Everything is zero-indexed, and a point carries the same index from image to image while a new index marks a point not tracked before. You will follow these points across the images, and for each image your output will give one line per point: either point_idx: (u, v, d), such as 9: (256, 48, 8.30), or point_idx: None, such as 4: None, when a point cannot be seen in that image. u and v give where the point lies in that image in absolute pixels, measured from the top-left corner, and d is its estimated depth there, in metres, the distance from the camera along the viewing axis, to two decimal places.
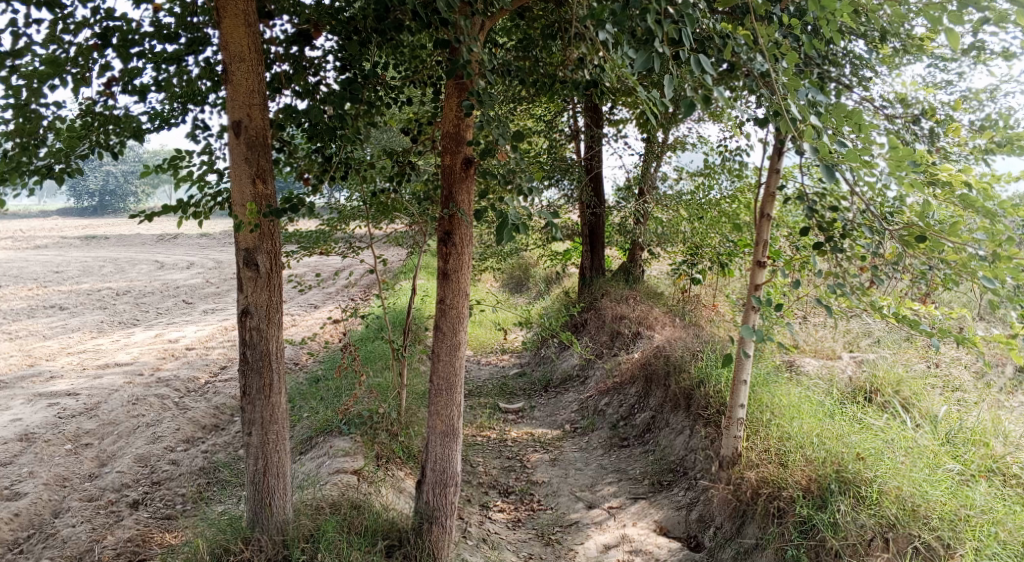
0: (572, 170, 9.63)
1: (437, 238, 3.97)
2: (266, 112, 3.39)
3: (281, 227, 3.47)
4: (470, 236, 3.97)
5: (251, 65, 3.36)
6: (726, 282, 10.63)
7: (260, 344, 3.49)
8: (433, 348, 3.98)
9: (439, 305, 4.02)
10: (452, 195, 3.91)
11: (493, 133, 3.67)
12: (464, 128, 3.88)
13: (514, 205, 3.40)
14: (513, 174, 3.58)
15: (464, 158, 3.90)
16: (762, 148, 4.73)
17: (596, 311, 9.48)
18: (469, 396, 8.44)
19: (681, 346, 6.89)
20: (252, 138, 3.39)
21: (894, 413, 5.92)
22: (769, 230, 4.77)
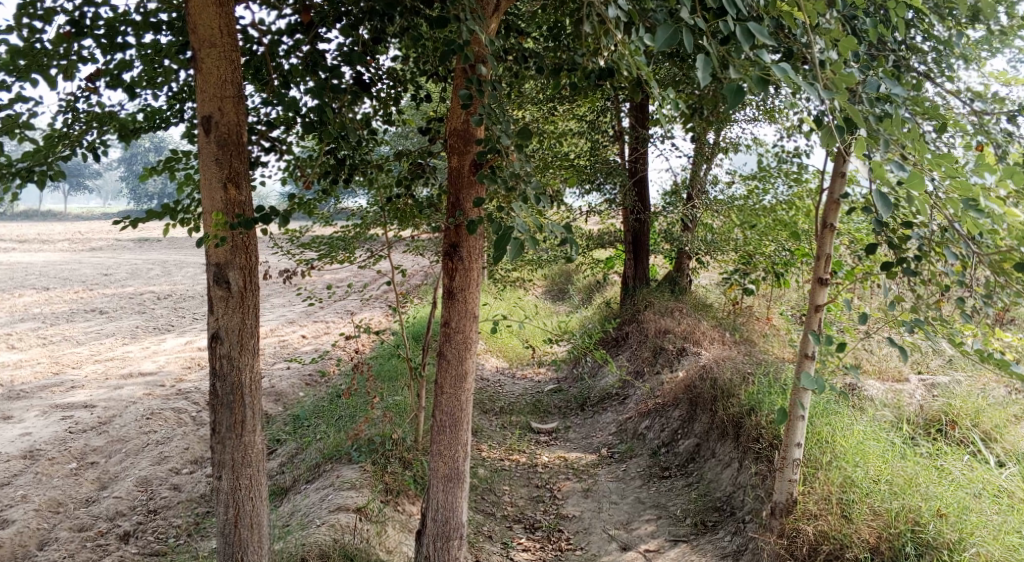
0: (615, 173, 9.05)
1: (443, 252, 3.58)
2: (240, 106, 3.05)
3: (256, 239, 3.08)
4: (480, 253, 3.56)
5: (222, 51, 3.04)
6: (781, 293, 9.93)
7: (231, 374, 3.09)
8: (436, 379, 3.63)
9: (444, 328, 3.65)
10: (461, 203, 3.54)
11: (498, 129, 3.20)
12: (474, 127, 3.49)
13: (519, 217, 2.94)
14: (516, 179, 3.11)
15: (473, 160, 3.51)
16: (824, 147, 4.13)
17: (639, 325, 8.88)
18: (501, 414, 7.95)
19: (730, 367, 6.26)
20: (224, 136, 3.06)
21: (973, 449, 5.24)
22: (831, 242, 4.15)
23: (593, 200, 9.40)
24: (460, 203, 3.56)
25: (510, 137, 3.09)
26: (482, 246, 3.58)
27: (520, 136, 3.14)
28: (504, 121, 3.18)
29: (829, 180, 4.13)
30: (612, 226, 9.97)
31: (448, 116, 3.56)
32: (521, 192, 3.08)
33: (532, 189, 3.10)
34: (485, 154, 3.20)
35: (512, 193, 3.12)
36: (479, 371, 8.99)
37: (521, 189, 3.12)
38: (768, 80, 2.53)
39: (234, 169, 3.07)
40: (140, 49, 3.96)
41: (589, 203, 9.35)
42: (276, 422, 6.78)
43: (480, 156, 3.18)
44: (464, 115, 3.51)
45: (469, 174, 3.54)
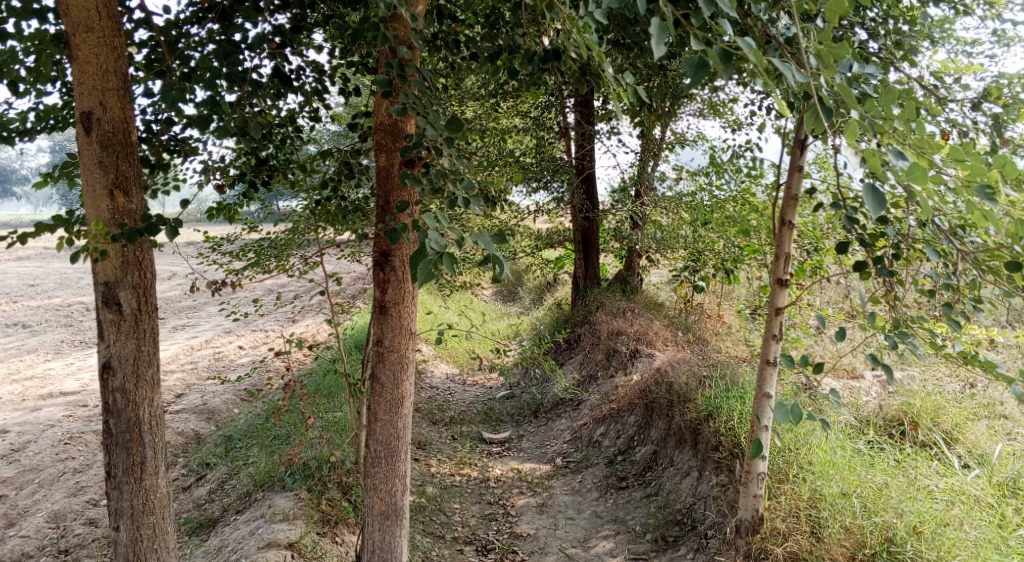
0: (562, 171, 8.79)
1: (373, 262, 3.30)
2: (121, 100, 2.95)
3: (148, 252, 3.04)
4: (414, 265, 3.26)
5: (101, 36, 2.95)
6: (732, 290, 9.79)
7: (127, 410, 3.06)
8: (368, 404, 3.37)
9: (378, 348, 3.39)
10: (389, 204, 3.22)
11: (423, 123, 2.87)
12: (401, 122, 3.16)
13: (439, 224, 2.60)
14: (442, 180, 2.78)
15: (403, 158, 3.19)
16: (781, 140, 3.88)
17: (591, 327, 8.61)
18: (450, 424, 7.61)
19: (685, 371, 6.01)
20: (107, 134, 2.97)
21: (935, 449, 5.09)
22: (791, 241, 3.91)
23: (540, 199, 9.12)
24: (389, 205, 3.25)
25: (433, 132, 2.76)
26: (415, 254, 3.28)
27: (449, 131, 2.82)
28: (431, 114, 2.85)
29: (788, 175, 3.91)
30: (560, 224, 9.71)
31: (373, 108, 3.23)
32: (448, 195, 2.75)
33: (462, 190, 2.76)
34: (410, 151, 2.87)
35: (438, 195, 2.79)
36: (427, 379, 8.62)
37: (449, 191, 2.79)
38: (732, 56, 2.26)
39: (117, 175, 2.96)
40: (22, 40, 3.51)
41: (536, 202, 9.09)
42: (208, 444, 6.32)
43: (404, 154, 2.85)
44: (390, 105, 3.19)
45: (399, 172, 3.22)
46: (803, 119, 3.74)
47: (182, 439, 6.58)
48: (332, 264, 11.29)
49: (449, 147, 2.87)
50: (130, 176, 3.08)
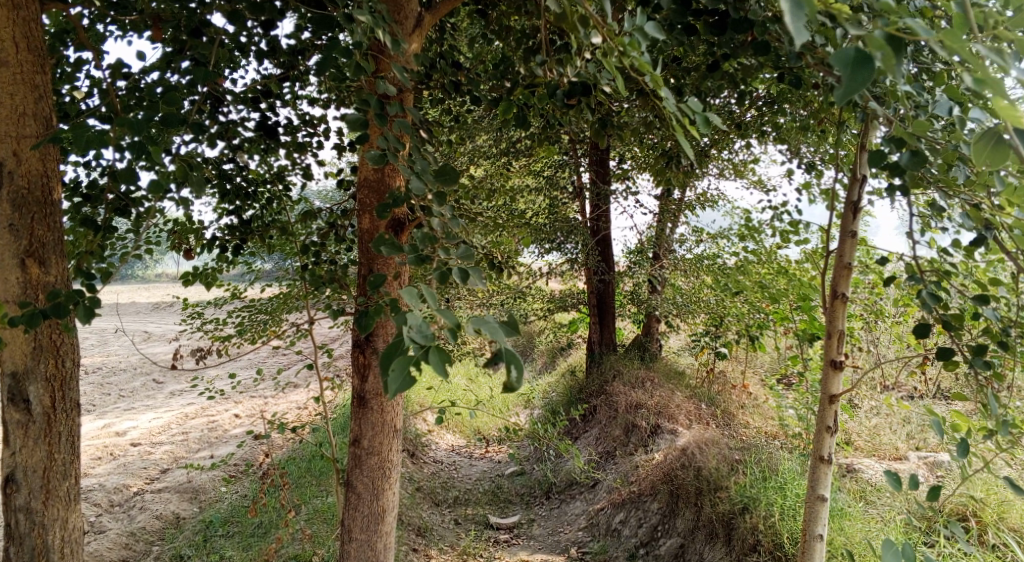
0: (577, 232, 8.36)
1: (356, 347, 3.34)
2: (35, 150, 2.88)
3: (64, 334, 3.03)
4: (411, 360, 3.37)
5: (20, 71, 2.89)
6: (756, 356, 9.21)
7: (31, 536, 3.06)
8: (344, 510, 3.38)
9: (354, 450, 3.37)
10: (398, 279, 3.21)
11: (408, 173, 2.45)
12: (387, 176, 3.09)
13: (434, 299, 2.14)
14: (430, 245, 2.37)
15: (392, 221, 3.04)
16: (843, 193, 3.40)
17: (607, 398, 8.01)
18: (454, 506, 7.02)
19: (715, 455, 5.47)
20: (20, 188, 2.89)
21: (1005, 554, 4.47)
22: (845, 316, 3.39)
23: (553, 259, 8.67)
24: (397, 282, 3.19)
25: (413, 187, 2.34)
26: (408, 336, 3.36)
27: (438, 182, 2.43)
28: (416, 163, 2.44)
29: (839, 241, 3.41)
30: (574, 287, 9.22)
31: (358, 166, 3.20)
32: (439, 265, 2.31)
33: (457, 256, 2.35)
34: (390, 204, 2.45)
35: (424, 264, 2.36)
36: (431, 453, 8.06)
37: (439, 258, 2.37)
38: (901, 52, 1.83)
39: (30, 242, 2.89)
40: None
41: (548, 263, 8.64)
42: (187, 530, 5.77)
43: (382, 210, 2.44)
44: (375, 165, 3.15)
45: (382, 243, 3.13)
46: (863, 166, 3.27)
47: (160, 523, 6.02)
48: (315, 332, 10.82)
49: (440, 204, 2.46)
50: (48, 239, 2.98)
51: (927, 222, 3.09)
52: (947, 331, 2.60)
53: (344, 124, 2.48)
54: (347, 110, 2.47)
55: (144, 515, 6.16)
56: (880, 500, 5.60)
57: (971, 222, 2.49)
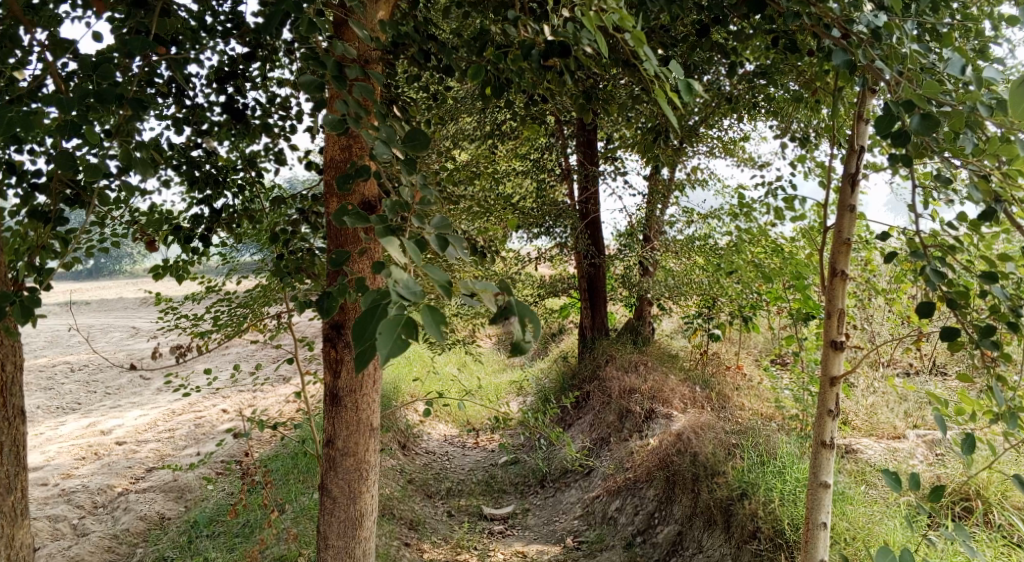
0: (565, 215, 8.20)
1: (326, 343, 3.28)
2: None
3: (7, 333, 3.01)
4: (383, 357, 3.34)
5: None
6: (749, 337, 9.10)
7: None
8: (319, 514, 3.29)
9: (329, 450, 3.29)
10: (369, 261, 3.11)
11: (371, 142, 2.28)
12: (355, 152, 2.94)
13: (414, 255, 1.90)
14: (397, 213, 2.15)
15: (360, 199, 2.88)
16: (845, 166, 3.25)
17: (600, 384, 7.86)
18: (447, 498, 6.89)
19: (711, 439, 5.36)
20: None
21: (1011, 535, 4.36)
22: (844, 294, 3.25)
23: (542, 244, 8.51)
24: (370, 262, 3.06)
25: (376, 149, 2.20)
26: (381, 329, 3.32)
27: (405, 148, 2.25)
28: (380, 130, 2.28)
29: (837, 216, 3.26)
30: (564, 271, 9.07)
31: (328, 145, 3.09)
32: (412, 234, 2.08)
33: (434, 225, 2.12)
34: (354, 175, 2.29)
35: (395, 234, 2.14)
36: (423, 444, 7.92)
37: (414, 229, 2.15)
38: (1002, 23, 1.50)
39: None
40: None
41: (537, 248, 8.48)
42: (172, 530, 5.62)
43: (344, 182, 2.28)
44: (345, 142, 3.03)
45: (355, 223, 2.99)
46: (862, 133, 3.12)
47: (144, 524, 5.87)
48: (301, 325, 10.62)
49: (410, 172, 2.27)
50: None
51: (929, 195, 2.93)
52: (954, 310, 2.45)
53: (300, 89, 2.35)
54: (303, 73, 2.35)
55: (128, 516, 5.99)
56: (881, 481, 5.48)
57: (980, 194, 2.32)
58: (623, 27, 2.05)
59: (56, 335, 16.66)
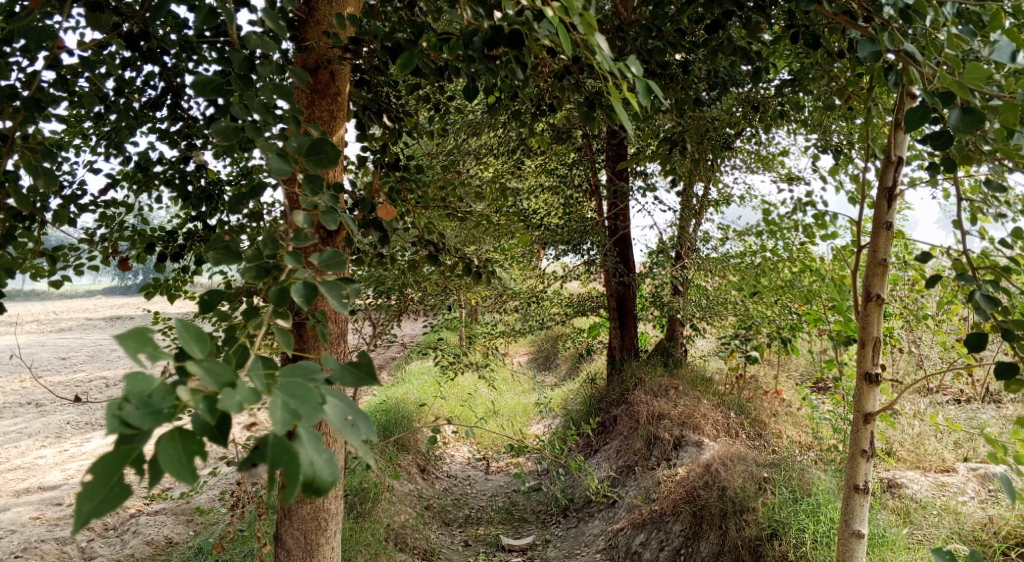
0: (593, 232, 7.92)
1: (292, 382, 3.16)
2: None
3: None
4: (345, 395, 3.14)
5: None
6: (788, 360, 8.70)
7: None
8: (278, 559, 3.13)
9: (290, 494, 3.14)
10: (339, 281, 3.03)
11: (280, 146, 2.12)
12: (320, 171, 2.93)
13: (197, 337, 1.56)
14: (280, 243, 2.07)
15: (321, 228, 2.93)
16: (881, 175, 2.95)
17: (628, 408, 7.54)
18: (466, 526, 6.62)
19: (741, 472, 5.06)
20: None
21: None
22: (880, 321, 2.92)
23: (570, 262, 8.22)
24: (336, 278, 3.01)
25: (266, 161, 2.00)
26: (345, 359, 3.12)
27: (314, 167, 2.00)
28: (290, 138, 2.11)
29: (872, 234, 2.94)
30: (593, 289, 8.80)
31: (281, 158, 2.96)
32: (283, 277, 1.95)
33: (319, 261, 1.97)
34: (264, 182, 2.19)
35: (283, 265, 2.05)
36: (444, 468, 7.68)
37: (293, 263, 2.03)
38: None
39: None
40: None
41: (564, 265, 8.20)
42: (178, 556, 5.44)
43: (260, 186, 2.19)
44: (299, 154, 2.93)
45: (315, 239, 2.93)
46: (898, 135, 2.86)
47: (151, 548, 5.71)
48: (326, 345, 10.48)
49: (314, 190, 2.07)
50: None
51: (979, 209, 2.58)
52: (1009, 338, 2.13)
53: (194, 90, 2.21)
54: (196, 74, 2.22)
55: (135, 540, 5.84)
56: (927, 521, 5.05)
57: None
58: (575, 12, 1.79)
59: (97, 347, 16.82)
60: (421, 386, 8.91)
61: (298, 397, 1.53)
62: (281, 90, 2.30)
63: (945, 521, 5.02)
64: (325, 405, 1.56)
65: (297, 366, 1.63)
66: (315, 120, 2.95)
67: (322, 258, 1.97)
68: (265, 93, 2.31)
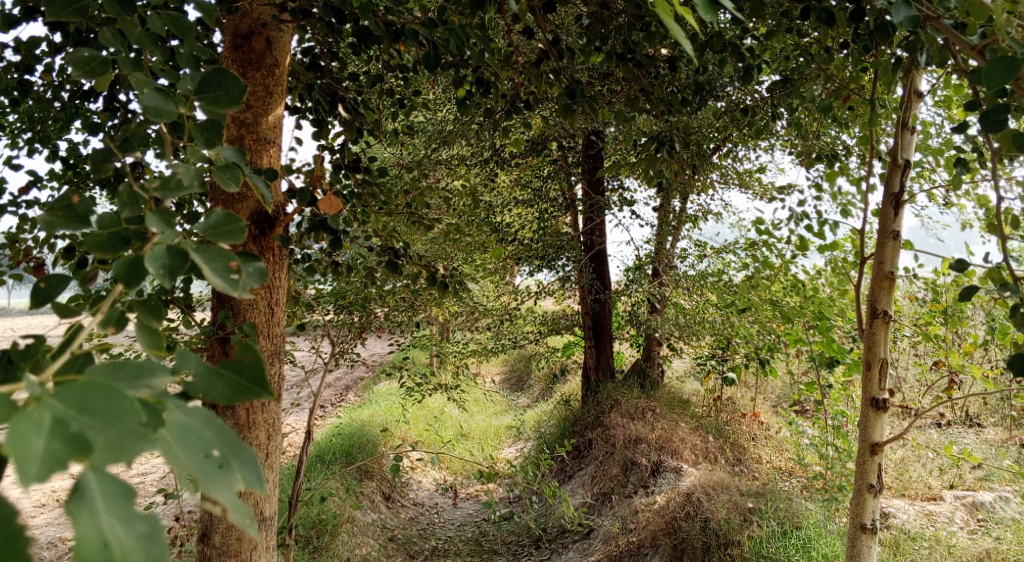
0: (568, 248, 7.62)
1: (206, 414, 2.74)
2: None
3: None
4: (278, 424, 2.79)
5: None
6: (768, 382, 8.45)
7: None
8: None
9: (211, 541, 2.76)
10: (273, 290, 2.72)
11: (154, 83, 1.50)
12: (254, 155, 2.65)
13: None
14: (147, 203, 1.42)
15: (254, 216, 2.62)
16: (888, 184, 2.69)
17: (603, 431, 7.21)
18: (433, 557, 6.24)
19: (724, 502, 4.81)
20: None
21: None
22: (887, 342, 2.67)
23: (544, 278, 7.90)
24: (268, 285, 2.70)
25: (143, 101, 1.41)
26: (280, 383, 2.79)
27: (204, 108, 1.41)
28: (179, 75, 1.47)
29: (876, 245, 2.69)
30: (568, 307, 8.50)
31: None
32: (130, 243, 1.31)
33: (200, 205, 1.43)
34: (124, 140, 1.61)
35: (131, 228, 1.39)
36: (411, 495, 7.30)
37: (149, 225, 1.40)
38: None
39: None
40: None
41: (538, 282, 7.87)
42: None
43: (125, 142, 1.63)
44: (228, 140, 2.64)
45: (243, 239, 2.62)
46: (903, 137, 2.63)
47: None
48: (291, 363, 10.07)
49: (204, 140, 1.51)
50: None
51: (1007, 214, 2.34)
52: None
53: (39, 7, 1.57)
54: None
55: None
56: (919, 554, 4.77)
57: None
58: None
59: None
60: (389, 408, 8.55)
61: (98, 411, 0.96)
62: (176, 24, 1.64)
63: (938, 555, 4.74)
64: (153, 431, 1.00)
65: (121, 364, 1.06)
66: (248, 102, 2.65)
67: (204, 223, 1.30)
68: (148, 19, 1.61)
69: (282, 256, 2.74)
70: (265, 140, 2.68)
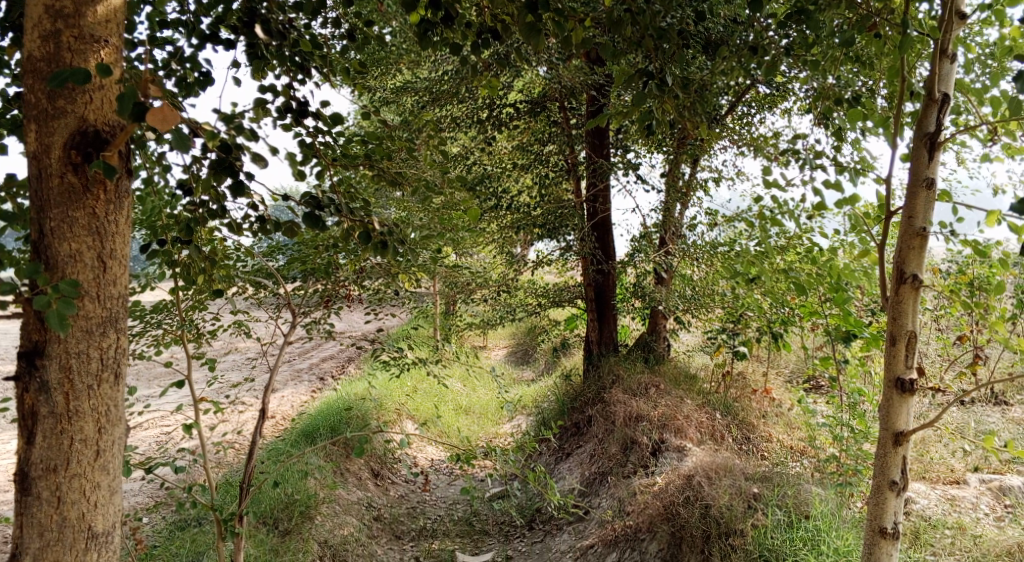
0: (568, 216, 7.13)
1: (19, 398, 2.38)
2: None
3: None
4: (109, 414, 2.43)
5: None
6: (781, 357, 7.99)
7: None
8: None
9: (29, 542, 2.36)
10: (104, 239, 2.39)
11: None
12: (72, 57, 2.32)
13: None
14: None
15: (73, 136, 2.31)
16: (919, 126, 2.29)
17: (603, 408, 6.81)
18: (420, 539, 5.90)
19: (727, 487, 4.41)
20: None
21: None
22: (916, 310, 2.34)
23: (545, 247, 7.47)
24: (96, 230, 2.37)
25: None
26: (115, 360, 2.46)
27: None
28: None
29: (907, 196, 2.31)
30: (570, 279, 8.06)
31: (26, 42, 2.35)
32: None
33: None
34: None
35: None
36: (402, 473, 6.95)
37: None
38: None
39: None
40: None
41: (540, 251, 7.45)
42: None
43: None
44: (42, 35, 2.32)
45: (59, 166, 2.32)
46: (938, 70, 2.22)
47: None
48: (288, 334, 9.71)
49: None
50: None
51: None
52: None
53: None
54: None
55: None
56: (940, 545, 4.34)
57: None
58: None
59: None
60: (384, 381, 8.18)
61: None
62: None
63: (963, 546, 4.32)
64: None
65: None
66: None
67: None
68: None
69: (117, 194, 2.42)
70: (91, 37, 2.35)
